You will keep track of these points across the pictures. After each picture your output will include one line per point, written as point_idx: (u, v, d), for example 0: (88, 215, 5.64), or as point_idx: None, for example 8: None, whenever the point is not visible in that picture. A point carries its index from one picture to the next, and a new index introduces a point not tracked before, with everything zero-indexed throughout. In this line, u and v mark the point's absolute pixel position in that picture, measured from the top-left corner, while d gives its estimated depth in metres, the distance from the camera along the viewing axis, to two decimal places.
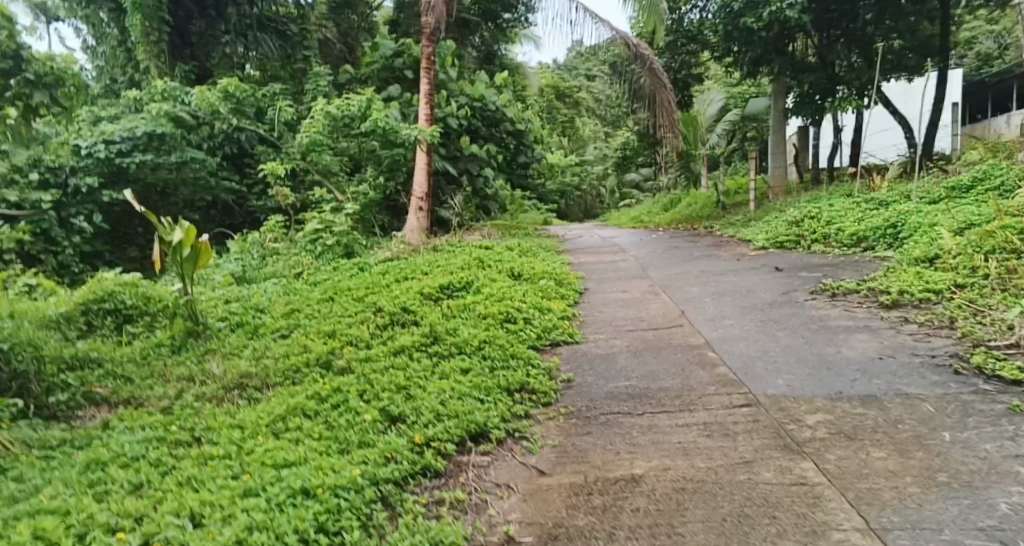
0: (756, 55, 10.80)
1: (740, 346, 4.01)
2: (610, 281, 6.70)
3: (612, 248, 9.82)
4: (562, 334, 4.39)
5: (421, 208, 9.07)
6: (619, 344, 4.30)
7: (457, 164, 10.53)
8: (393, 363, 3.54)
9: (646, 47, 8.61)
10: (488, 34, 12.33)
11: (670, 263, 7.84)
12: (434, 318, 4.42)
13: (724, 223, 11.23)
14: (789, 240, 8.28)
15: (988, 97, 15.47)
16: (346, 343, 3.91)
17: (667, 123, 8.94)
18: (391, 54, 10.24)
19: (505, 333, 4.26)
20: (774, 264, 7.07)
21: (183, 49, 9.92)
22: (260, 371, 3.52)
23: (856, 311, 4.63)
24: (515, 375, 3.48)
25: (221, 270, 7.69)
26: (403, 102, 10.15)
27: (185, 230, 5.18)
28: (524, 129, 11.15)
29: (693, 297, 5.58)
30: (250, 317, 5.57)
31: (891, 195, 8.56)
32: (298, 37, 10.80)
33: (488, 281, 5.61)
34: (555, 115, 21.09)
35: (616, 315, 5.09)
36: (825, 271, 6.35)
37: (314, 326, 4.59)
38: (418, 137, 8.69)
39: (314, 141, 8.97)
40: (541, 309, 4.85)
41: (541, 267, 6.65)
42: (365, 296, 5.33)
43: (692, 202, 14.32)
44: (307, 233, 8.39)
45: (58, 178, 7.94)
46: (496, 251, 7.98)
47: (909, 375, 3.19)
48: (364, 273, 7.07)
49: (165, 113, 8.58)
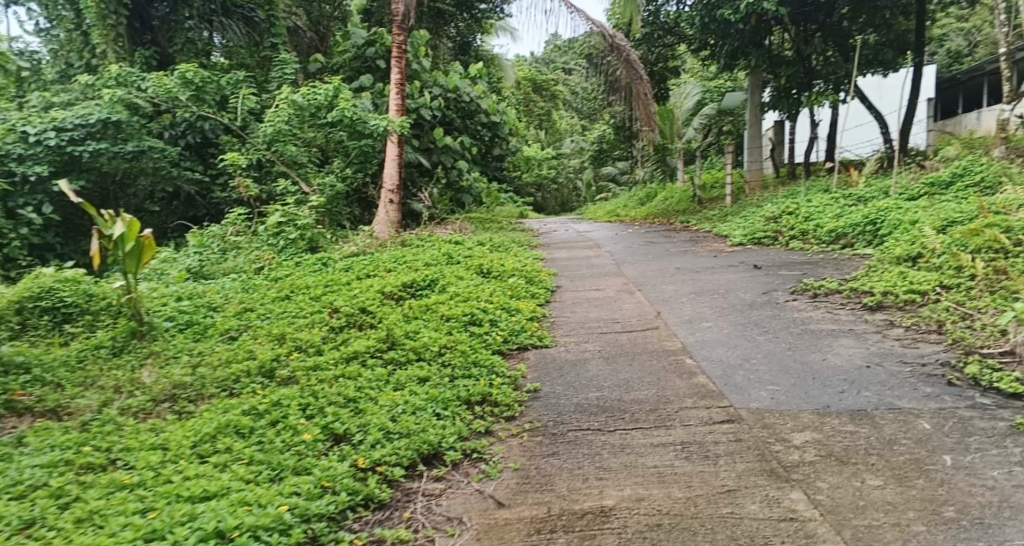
0: (735, 48, 10.61)
1: (719, 353, 3.76)
2: (584, 278, 6.44)
3: (588, 243, 9.58)
4: (530, 338, 4.12)
5: (392, 200, 8.72)
6: (591, 349, 4.03)
7: (430, 156, 10.18)
8: (342, 370, 3.24)
9: (622, 37, 8.46)
10: (464, 24, 11.98)
11: (646, 259, 7.59)
12: (394, 321, 4.12)
13: (702, 218, 11.02)
14: (767, 236, 8.10)
15: (959, 94, 15.50)
16: (295, 348, 3.60)
17: (644, 117, 8.70)
18: (363, 43, 9.87)
19: (470, 335, 3.98)
20: (752, 262, 6.85)
21: (143, 33, 9.54)
22: (193, 380, 3.19)
23: (839, 313, 4.40)
24: (476, 385, 3.20)
25: (177, 265, 7.28)
26: (376, 92, 9.79)
27: (128, 223, 4.73)
28: (500, 121, 10.80)
29: (669, 296, 5.33)
30: (200, 317, 5.21)
31: (871, 191, 8.39)
32: (266, 24, 10.20)
33: (455, 278, 5.31)
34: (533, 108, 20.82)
35: (588, 315, 4.82)
36: (804, 269, 6.15)
37: (264, 328, 4.26)
38: (388, 128, 8.43)
39: (280, 131, 8.59)
40: (509, 309, 4.57)
41: (512, 263, 6.35)
42: (323, 294, 5.00)
43: (669, 196, 14.13)
44: (268, 225, 7.98)
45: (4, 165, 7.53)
46: (468, 246, 7.67)
47: (900, 388, 2.97)
48: (327, 269, 6.72)
49: (119, 99, 8.22)
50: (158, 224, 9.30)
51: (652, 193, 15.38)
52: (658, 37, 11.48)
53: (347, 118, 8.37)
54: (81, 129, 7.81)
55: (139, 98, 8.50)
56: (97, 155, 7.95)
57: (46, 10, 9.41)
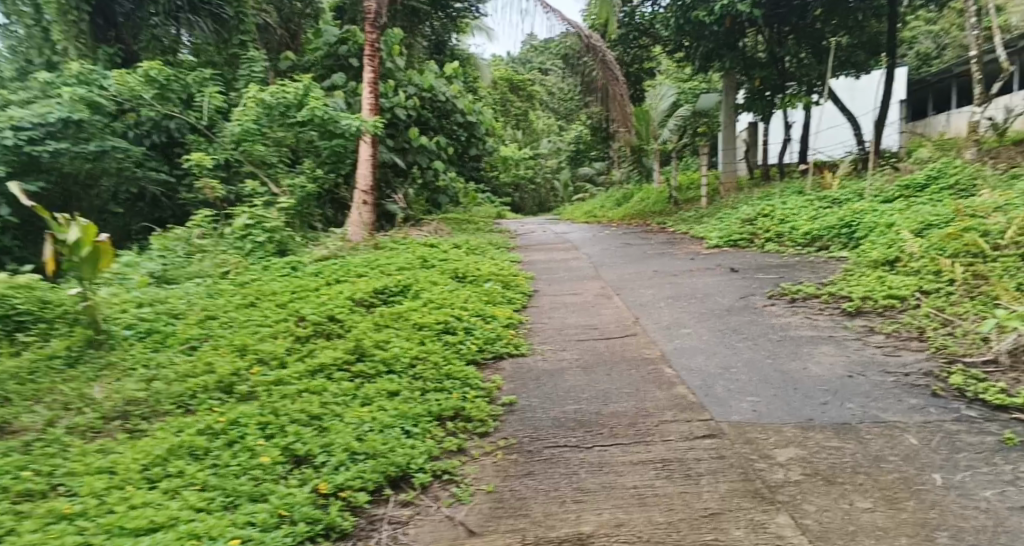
0: (710, 49, 10.60)
1: (699, 361, 3.66)
2: (561, 282, 6.33)
3: (565, 245, 9.49)
4: (506, 346, 3.99)
5: (365, 201, 8.54)
6: (568, 357, 3.91)
7: (405, 156, 9.97)
8: (308, 384, 3.08)
9: (598, 38, 8.31)
10: (439, 23, 11.82)
11: (623, 262, 7.50)
12: (364, 330, 3.96)
13: (678, 220, 10.99)
14: (743, 238, 8.06)
15: (928, 96, 15.69)
16: (258, 360, 3.43)
17: (621, 118, 8.59)
18: (335, 41, 9.67)
19: (444, 344, 3.84)
20: (729, 265, 6.79)
21: (106, 30, 9.31)
22: (146, 394, 3.01)
23: (818, 319, 4.34)
24: (449, 398, 3.06)
25: (139, 269, 7.04)
26: (348, 91, 9.59)
27: (83, 228, 4.51)
28: (476, 121, 10.61)
29: (648, 301, 5.23)
30: (161, 324, 5.00)
31: (846, 193, 8.39)
32: (235, 20, 9.85)
33: (429, 284, 5.16)
34: (509, 108, 20.66)
35: (566, 322, 4.71)
36: (782, 273, 6.09)
37: (228, 338, 4.07)
38: (361, 128, 8.26)
39: (247, 131, 8.34)
40: (485, 316, 4.43)
41: (487, 267, 6.21)
42: (292, 301, 4.82)
43: (645, 197, 14.10)
44: (235, 228, 7.75)
45: None
46: (442, 248, 7.53)
47: (885, 399, 2.90)
48: (296, 273, 6.53)
49: (79, 97, 7.95)
50: (122, 226, 9.01)
51: (629, 194, 15.35)
52: (633, 38, 11.44)
53: (317, 117, 8.17)
54: (40, 129, 7.56)
55: (100, 97, 8.22)
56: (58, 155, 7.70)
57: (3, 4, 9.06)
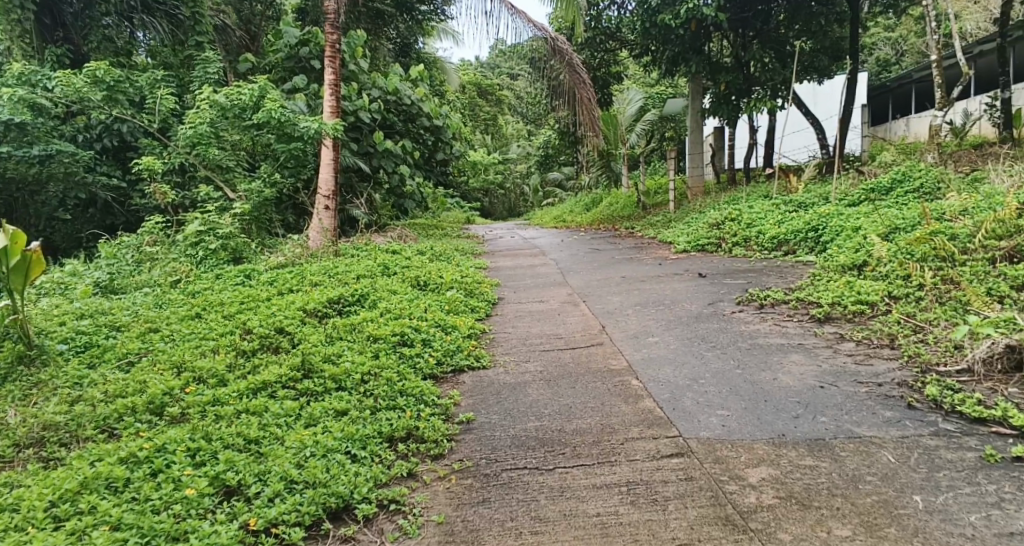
0: (675, 53, 10.54)
1: (667, 373, 3.50)
2: (527, 289, 6.14)
3: (532, 250, 9.33)
4: (466, 358, 3.79)
5: (327, 206, 8.27)
6: (531, 370, 3.72)
7: (370, 161, 9.69)
8: (246, 405, 2.85)
9: (564, 41, 8.24)
10: (404, 26, 11.56)
11: (590, 267, 7.36)
12: (314, 343, 3.72)
13: (646, 224, 10.91)
14: (710, 243, 7.98)
15: (889, 101, 15.89)
16: (195, 378, 3.18)
17: (588, 122, 8.47)
18: (296, 42, 9.37)
19: (400, 358, 3.62)
20: (698, 270, 6.67)
21: (53, 30, 8.85)
22: (65, 418, 2.74)
23: (787, 325, 4.22)
24: (401, 417, 2.86)
25: (85, 278, 6.70)
26: (310, 93, 9.29)
27: (10, 236, 4.19)
28: (443, 125, 10.37)
29: (615, 308, 5.07)
30: (100, 337, 4.70)
31: (811, 197, 8.37)
32: (191, 20, 9.52)
33: (388, 292, 4.94)
34: (479, 112, 20.47)
35: (530, 331, 4.52)
36: (749, 278, 5.99)
37: (168, 353, 3.81)
38: (321, 131, 8.00)
39: (200, 134, 7.99)
40: (445, 326, 4.23)
41: (450, 273, 6.00)
42: (240, 312, 4.56)
43: (613, 202, 14.04)
44: (187, 234, 7.45)
45: None
46: (405, 255, 7.29)
47: (860, 414, 2.77)
48: (250, 282, 6.26)
49: (20, 98, 7.57)
50: (70, 233, 8.63)
51: (597, 198, 15.28)
52: (598, 42, 11.36)
53: (275, 120, 7.87)
54: None
55: (43, 98, 7.84)
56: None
57: None
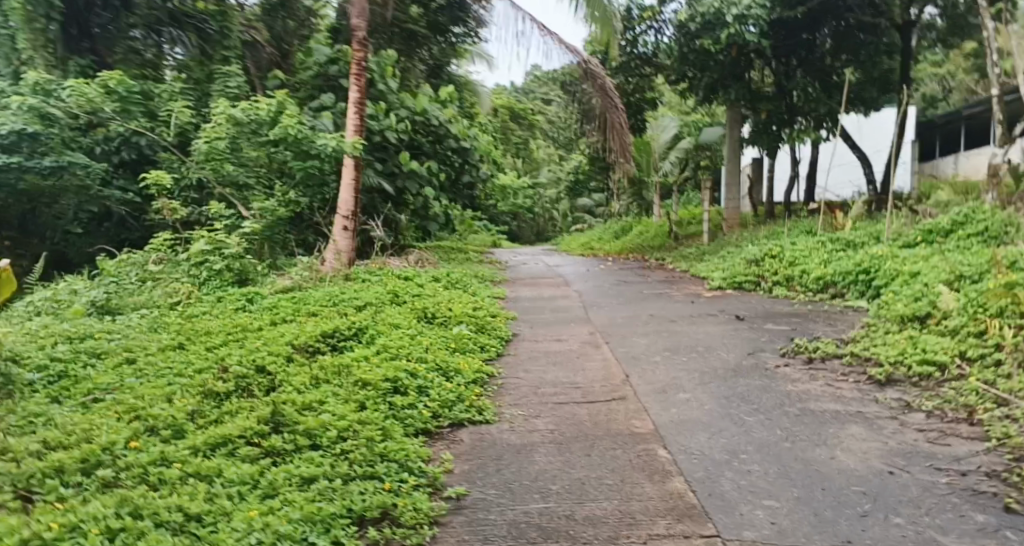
0: (714, 81, 9.98)
1: (700, 443, 2.98)
2: (545, 325, 5.63)
3: (555, 280, 8.83)
4: (468, 411, 3.31)
5: (347, 227, 7.79)
6: (542, 428, 3.22)
7: (395, 181, 9.27)
8: (196, 466, 2.42)
9: (598, 64, 7.76)
10: (437, 48, 11.10)
11: (617, 302, 6.85)
12: (295, 390, 3.28)
13: (678, 256, 10.37)
14: (749, 281, 7.41)
15: (936, 137, 15.15)
16: (146, 428, 2.75)
17: (619, 148, 8.02)
18: (326, 61, 9.05)
19: (390, 409, 3.15)
20: (735, 312, 6.10)
21: (81, 41, 8.71)
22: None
23: (841, 388, 3.66)
24: (377, 490, 2.41)
25: (81, 296, 6.36)
26: (338, 112, 8.98)
27: None
28: (471, 147, 9.83)
29: (641, 354, 4.54)
30: (76, 367, 4.33)
31: (859, 236, 7.78)
32: (219, 35, 9.07)
33: (390, 326, 4.47)
34: (511, 137, 20.17)
35: (544, 378, 4.01)
36: (793, 325, 5.42)
37: (133, 393, 3.39)
38: (339, 149, 7.62)
39: (215, 149, 7.71)
40: (447, 371, 3.73)
41: (464, 306, 5.53)
42: (225, 345, 4.13)
43: (644, 231, 13.55)
44: (191, 254, 7.06)
45: None
46: (419, 282, 6.83)
47: (945, 516, 2.26)
48: (252, 308, 5.86)
49: (30, 107, 7.36)
50: (81, 246, 8.39)
51: (627, 227, 14.80)
52: (634, 66, 10.90)
53: (291, 137, 7.53)
54: None
55: (55, 108, 7.59)
56: (10, 169, 7.31)
57: None
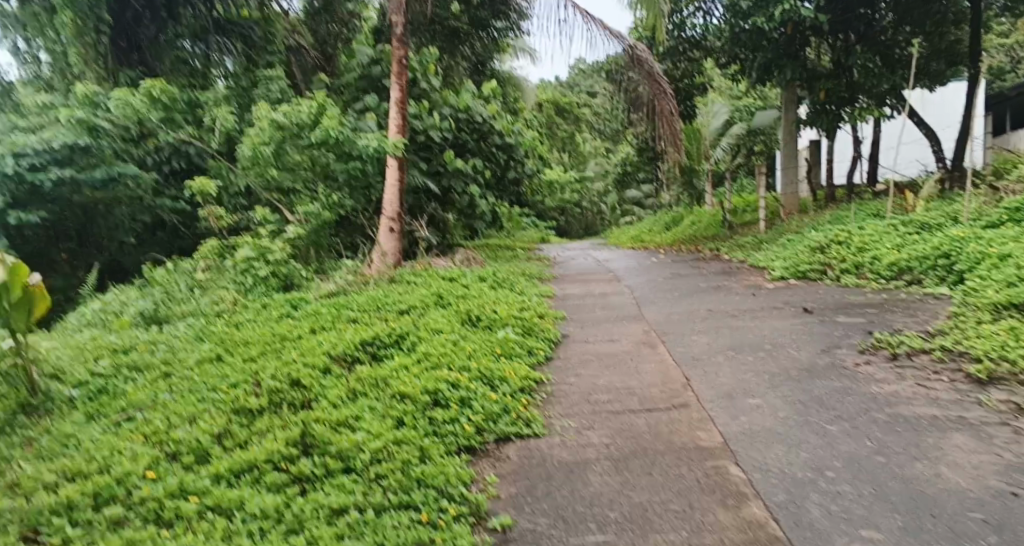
0: (765, 63, 9.39)
1: (778, 458, 2.64)
2: (595, 324, 5.30)
3: (606, 275, 8.48)
4: (515, 424, 3.04)
5: (391, 228, 7.60)
6: (596, 441, 2.91)
7: (439, 180, 9.03)
8: (216, 497, 2.21)
9: (645, 49, 7.39)
10: (480, 44, 10.76)
11: (672, 297, 6.46)
12: (329, 404, 3.05)
13: (734, 246, 9.88)
14: (814, 270, 6.93)
15: (1006, 111, 14.22)
16: (167, 453, 2.55)
17: (670, 136, 7.57)
18: (369, 61, 8.85)
19: (429, 425, 2.89)
20: (802, 303, 5.66)
21: (129, 53, 8.77)
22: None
23: (935, 387, 3.27)
24: (412, 523, 2.17)
25: (130, 307, 6.30)
26: (381, 113, 8.79)
27: (10, 268, 3.72)
28: (516, 142, 9.47)
29: (701, 354, 4.17)
30: (117, 381, 4.20)
31: (935, 216, 7.21)
32: (264, 41, 9.07)
33: (432, 331, 4.23)
34: (556, 130, 19.79)
35: (596, 383, 3.70)
36: (869, 315, 4.97)
37: (163, 411, 3.21)
38: (381, 149, 7.44)
39: (261, 154, 7.63)
40: (492, 380, 3.46)
41: (511, 306, 5.25)
42: (263, 356, 3.95)
43: (696, 220, 13.06)
44: (236, 260, 6.95)
45: None
46: (463, 282, 6.59)
47: None
48: (295, 315, 5.70)
49: (77, 121, 7.24)
50: (138, 256, 8.46)
51: (679, 217, 14.29)
52: (682, 50, 10.44)
53: (332, 138, 7.37)
54: (44, 156, 7.01)
55: (103, 120, 7.51)
56: (65, 183, 7.24)
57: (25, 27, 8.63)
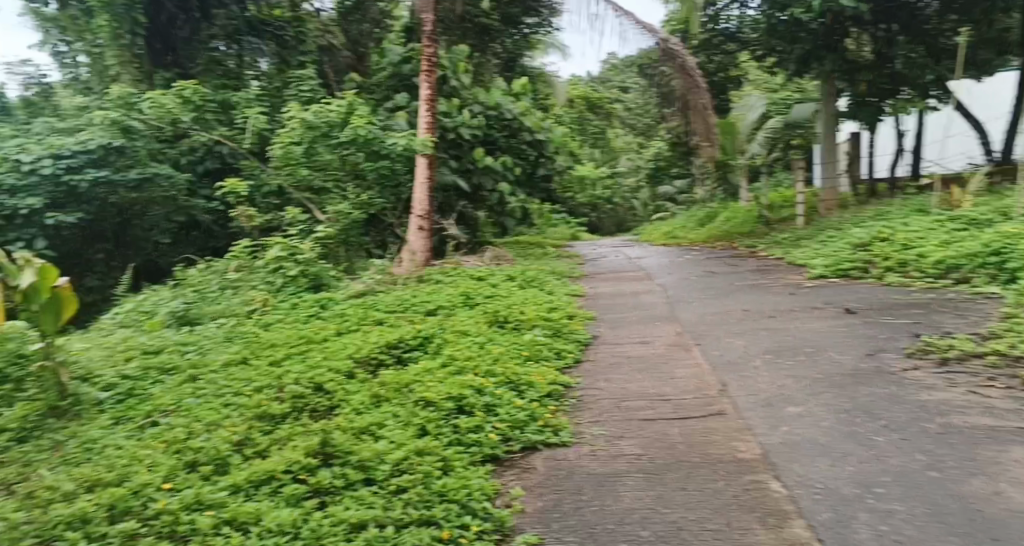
0: (806, 54, 9.21)
1: (822, 472, 2.48)
2: (627, 325, 5.16)
3: (638, 273, 8.31)
4: (543, 432, 2.93)
5: (420, 227, 7.53)
6: (627, 452, 2.79)
7: (469, 178, 8.95)
8: (233, 511, 2.15)
9: (678, 42, 7.21)
10: (511, 41, 10.64)
11: (707, 296, 6.29)
12: (351, 411, 2.97)
13: (772, 243, 9.62)
14: (856, 268, 6.68)
15: None
16: (186, 463, 2.50)
17: (704, 131, 7.41)
18: (399, 60, 8.82)
19: (453, 433, 2.80)
20: (844, 303, 5.45)
21: (163, 54, 8.81)
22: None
23: (990, 394, 3.09)
24: (433, 540, 2.08)
25: (162, 307, 6.32)
26: (411, 111, 8.73)
27: (39, 271, 3.73)
28: (546, 139, 9.35)
29: (738, 358, 4.01)
30: (145, 384, 4.19)
31: (985, 212, 6.91)
32: (296, 41, 9.16)
33: (459, 334, 4.13)
34: (587, 126, 19.60)
35: (627, 389, 3.57)
36: (916, 316, 4.76)
37: (186, 417, 3.16)
38: (410, 147, 7.38)
39: (292, 154, 7.63)
40: (518, 385, 3.35)
41: (540, 307, 5.14)
42: (289, 359, 3.90)
43: (732, 217, 12.78)
44: (267, 260, 6.95)
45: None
46: (492, 282, 6.49)
47: None
48: (324, 315, 5.66)
49: (112, 121, 7.41)
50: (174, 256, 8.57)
51: (713, 213, 14.01)
52: (716, 43, 10.22)
53: (361, 138, 7.36)
54: (80, 156, 7.09)
55: (136, 121, 7.65)
56: (101, 184, 7.31)
57: (63, 31, 8.78)
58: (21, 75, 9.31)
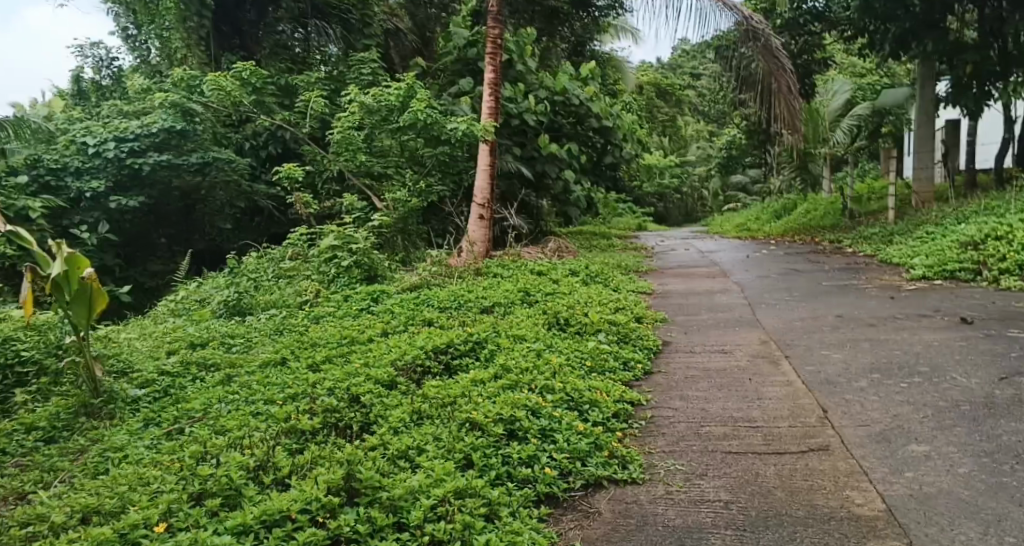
0: (900, 34, 8.39)
1: None
2: (702, 330, 4.61)
3: (711, 269, 7.70)
4: (610, 466, 2.48)
5: (480, 217, 7.13)
6: (712, 498, 2.30)
7: (533, 166, 8.46)
8: None
9: (762, 21, 6.41)
10: (580, 24, 10.07)
11: (792, 299, 5.65)
12: (387, 430, 2.59)
13: (860, 238, 8.80)
14: (964, 270, 5.92)
15: None
16: (192, 494, 2.15)
17: (787, 118, 6.71)
18: (465, 43, 8.25)
19: (502, 465, 2.38)
20: (959, 311, 4.75)
21: (231, 38, 8.62)
22: None
23: None
24: None
25: (214, 296, 6.10)
26: (475, 97, 8.30)
27: (71, 260, 3.49)
28: (614, 126, 8.77)
29: (839, 377, 3.43)
30: (182, 381, 3.91)
31: None
32: (361, 24, 8.73)
33: (515, 339, 3.70)
34: (656, 114, 18.90)
35: (708, 412, 3.05)
36: None
37: (210, 427, 2.84)
38: (470, 133, 6.96)
39: (350, 139, 7.28)
40: (580, 403, 2.90)
41: (605, 308, 4.65)
42: (330, 362, 3.56)
43: (813, 208, 11.92)
44: (321, 248, 6.65)
45: (59, 180, 6.84)
46: (554, 276, 6.03)
47: None
48: (374, 309, 5.32)
49: (173, 104, 7.25)
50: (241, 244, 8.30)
51: (792, 204, 13.13)
52: (802, 23, 9.47)
53: (420, 122, 6.96)
54: (144, 140, 7.01)
55: (197, 104, 7.47)
56: (165, 170, 7.17)
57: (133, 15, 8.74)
58: (94, 58, 9.32)
